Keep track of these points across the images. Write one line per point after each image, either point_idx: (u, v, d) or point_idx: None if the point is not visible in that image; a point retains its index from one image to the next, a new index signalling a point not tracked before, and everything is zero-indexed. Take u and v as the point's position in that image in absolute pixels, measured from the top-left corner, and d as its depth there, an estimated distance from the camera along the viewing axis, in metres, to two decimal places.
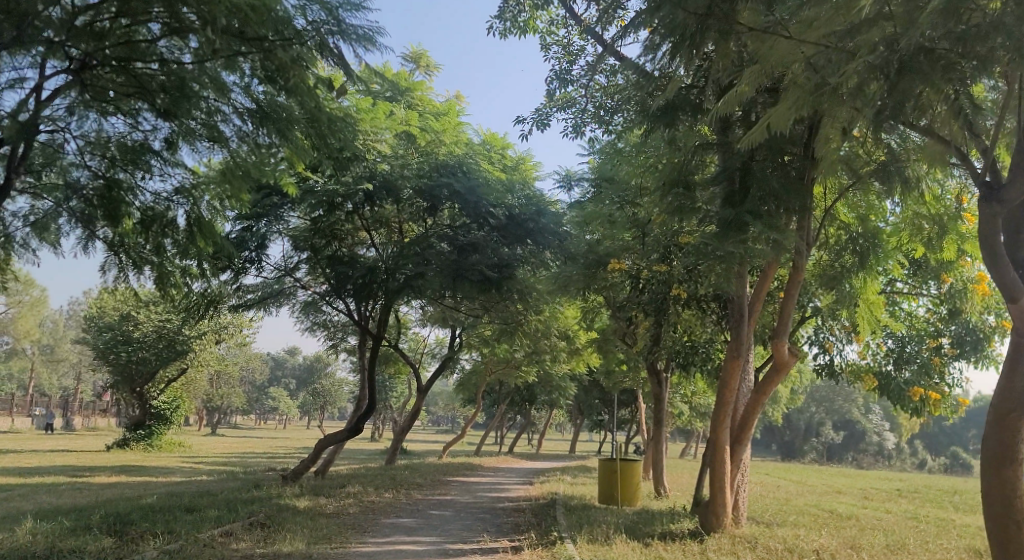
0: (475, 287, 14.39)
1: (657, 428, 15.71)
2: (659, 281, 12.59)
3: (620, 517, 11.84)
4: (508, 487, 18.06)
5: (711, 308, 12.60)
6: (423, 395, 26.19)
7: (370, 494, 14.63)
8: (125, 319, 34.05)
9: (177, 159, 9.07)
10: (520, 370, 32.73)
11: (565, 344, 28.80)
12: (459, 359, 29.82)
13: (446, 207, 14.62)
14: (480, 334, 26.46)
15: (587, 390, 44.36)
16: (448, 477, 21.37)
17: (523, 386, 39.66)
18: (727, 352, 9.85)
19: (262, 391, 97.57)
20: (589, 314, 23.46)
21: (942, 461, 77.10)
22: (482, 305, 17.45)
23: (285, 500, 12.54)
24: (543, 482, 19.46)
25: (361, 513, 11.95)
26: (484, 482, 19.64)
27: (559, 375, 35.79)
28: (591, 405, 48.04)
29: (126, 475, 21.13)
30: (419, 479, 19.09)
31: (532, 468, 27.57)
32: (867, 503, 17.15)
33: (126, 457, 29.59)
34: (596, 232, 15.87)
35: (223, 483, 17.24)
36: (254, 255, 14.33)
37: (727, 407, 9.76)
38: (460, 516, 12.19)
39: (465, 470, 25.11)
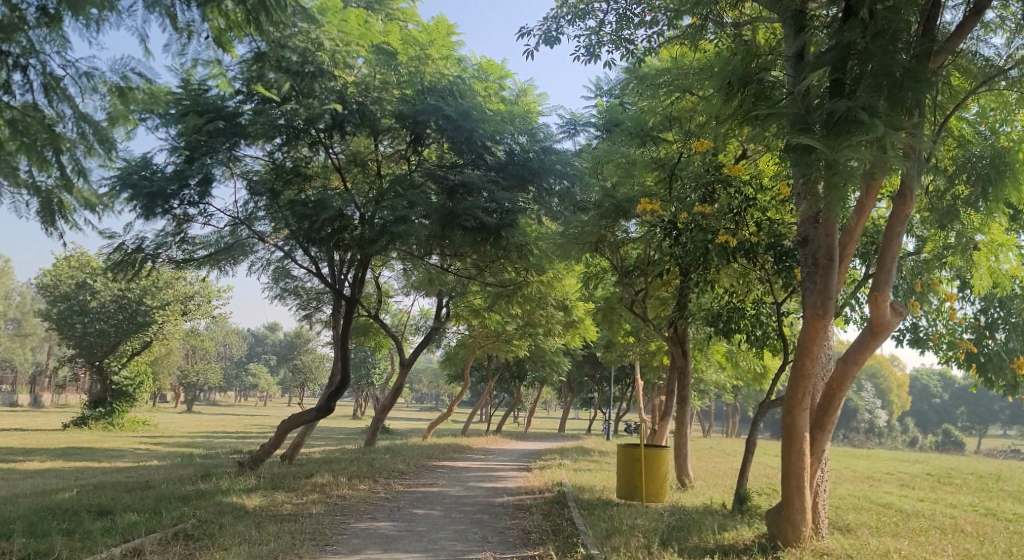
0: (469, 237, 11.93)
1: (681, 408, 13.40)
2: (700, 227, 10.15)
3: (652, 519, 9.48)
4: (504, 475, 15.67)
5: (763, 261, 10.22)
6: (407, 370, 23.76)
7: (341, 486, 12.15)
8: (81, 288, 31.35)
9: (63, 35, 6.57)
10: (511, 344, 30.40)
11: (560, 318, 26.44)
12: (446, 331, 27.42)
13: (433, 140, 12.15)
14: (469, 302, 24.05)
15: (579, 366, 42.04)
16: (433, 462, 18.98)
17: (513, 363, 37.42)
18: (807, 309, 7.50)
19: (241, 368, 94.84)
20: (590, 281, 21.09)
21: (934, 440, 75.85)
22: (475, 263, 15.03)
23: (232, 497, 10.04)
24: (543, 468, 17.08)
25: (327, 515, 9.50)
26: (476, 469, 17.24)
27: (552, 350, 33.49)
28: (582, 383, 45.87)
29: (67, 459, 18.58)
30: (400, 466, 16.64)
31: (526, 450, 25.27)
32: (916, 494, 14.93)
33: (81, 437, 27.01)
34: (612, 176, 13.48)
35: (171, 472, 14.77)
36: (197, 196, 11.66)
37: (807, 379, 7.40)
38: (452, 517, 9.76)
39: (452, 453, 22.71)
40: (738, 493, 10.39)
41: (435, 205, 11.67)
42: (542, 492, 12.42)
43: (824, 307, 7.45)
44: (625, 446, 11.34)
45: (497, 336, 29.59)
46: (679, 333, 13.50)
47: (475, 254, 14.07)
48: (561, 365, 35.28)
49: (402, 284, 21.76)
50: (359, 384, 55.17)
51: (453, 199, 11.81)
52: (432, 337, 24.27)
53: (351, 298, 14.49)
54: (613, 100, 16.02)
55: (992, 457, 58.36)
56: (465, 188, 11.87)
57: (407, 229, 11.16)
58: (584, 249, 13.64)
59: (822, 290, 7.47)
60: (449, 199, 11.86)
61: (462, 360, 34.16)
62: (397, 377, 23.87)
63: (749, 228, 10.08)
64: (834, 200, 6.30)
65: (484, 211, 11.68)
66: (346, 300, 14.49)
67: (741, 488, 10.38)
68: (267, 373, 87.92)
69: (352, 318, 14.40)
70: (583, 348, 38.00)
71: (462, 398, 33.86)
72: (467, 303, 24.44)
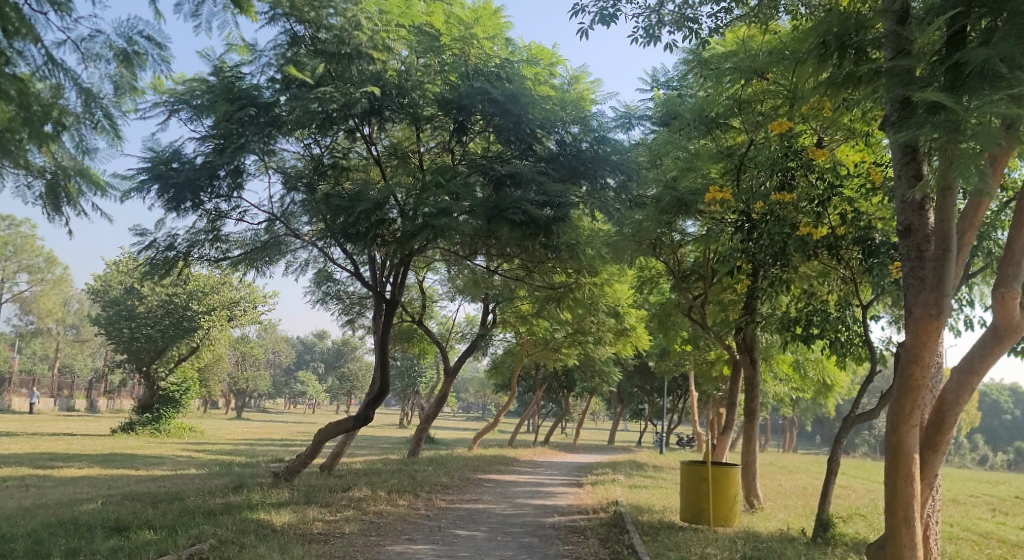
0: (517, 234, 11.03)
1: (747, 424, 12.28)
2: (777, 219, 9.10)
3: (724, 548, 8.40)
4: (554, 491, 14.64)
5: (847, 257, 9.14)
6: (453, 377, 22.92)
7: (379, 502, 11.29)
8: (129, 293, 31.29)
9: None
10: (560, 352, 29.38)
11: (612, 326, 25.32)
12: (493, 338, 26.54)
13: (479, 127, 11.31)
14: (516, 307, 23.14)
15: (630, 376, 40.72)
16: (480, 475, 18.05)
17: (561, 372, 36.36)
18: (919, 311, 6.41)
19: (290, 375, 95.40)
20: (645, 286, 20.01)
21: (1003, 458, 72.21)
22: (522, 263, 14.12)
23: (260, 513, 9.25)
24: (595, 485, 16.01)
25: (360, 535, 8.63)
26: (524, 484, 16.26)
27: (602, 359, 32.36)
28: (633, 394, 44.54)
29: (106, 466, 18.14)
30: (444, 479, 15.74)
31: (575, 464, 24.20)
32: (1011, 521, 13.47)
33: (126, 443, 26.76)
34: (672, 168, 12.47)
35: (206, 481, 14.11)
36: (229, 189, 10.99)
37: (920, 392, 6.30)
38: (498, 541, 8.80)
39: (499, 465, 21.75)
40: (817, 518, 9.28)
41: (481, 199, 10.82)
42: (596, 513, 11.38)
43: (939, 307, 6.37)
44: (687, 464, 10.31)
45: (546, 344, 28.60)
46: (747, 342, 12.38)
47: (523, 253, 13.16)
48: (612, 375, 34.10)
49: (447, 289, 20.97)
50: (406, 392, 54.58)
51: (500, 192, 10.93)
52: (478, 344, 23.40)
53: (392, 301, 13.71)
54: (670, 92, 15.02)
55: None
56: (514, 179, 10.97)
57: (451, 223, 10.32)
58: (641, 249, 12.62)
59: (935, 287, 6.39)
60: (496, 192, 10.99)
61: (509, 369, 33.22)
62: (441, 385, 23.05)
63: (830, 220, 9.05)
64: (968, 167, 5.43)
65: (534, 205, 10.77)
66: (386, 303, 13.71)
67: (821, 513, 9.26)
68: (315, 380, 88.24)
69: (392, 321, 13.60)
70: (634, 358, 36.77)
71: (509, 408, 32.84)
72: (514, 309, 23.52)
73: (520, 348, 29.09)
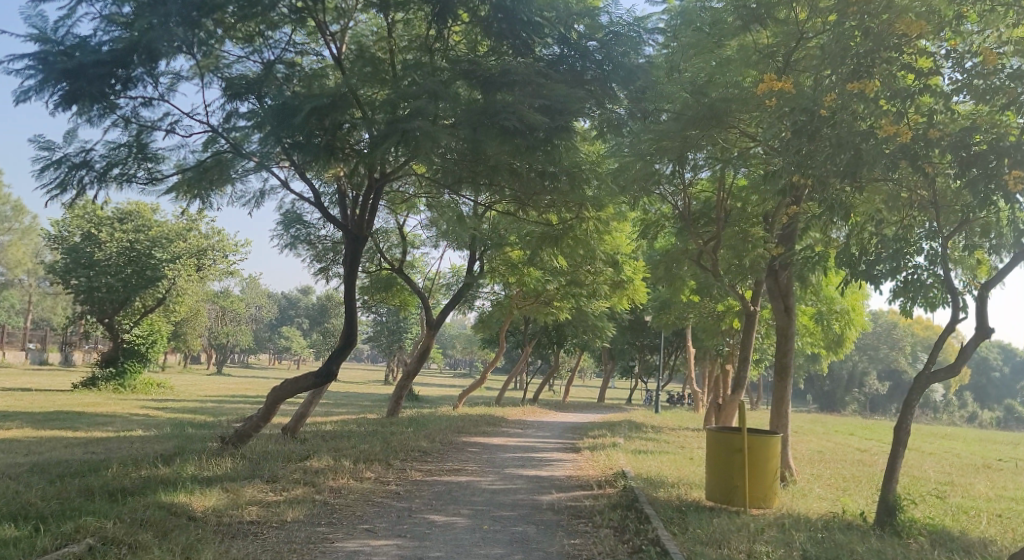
0: (510, 148, 8.90)
1: (780, 381, 10.40)
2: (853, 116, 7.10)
3: (779, 545, 6.47)
4: (549, 459, 12.74)
5: (938, 167, 7.15)
6: (436, 329, 20.99)
7: (340, 475, 9.33)
8: (87, 240, 28.87)
9: None
10: (551, 306, 27.50)
11: (609, 276, 23.34)
12: (479, 290, 24.55)
13: (464, 15, 9.15)
14: (506, 253, 21.13)
15: (622, 331, 38.98)
16: (465, 438, 16.18)
17: (552, 327, 34.51)
18: None
19: (273, 331, 93.32)
20: (649, 230, 18.08)
21: (993, 416, 71.44)
22: (515, 195, 12.05)
23: (180, 495, 7.23)
24: (596, 451, 14.13)
25: (305, 526, 6.65)
26: (514, 450, 14.38)
27: (596, 313, 30.52)
28: (624, 351, 42.85)
29: (43, 426, 16.05)
30: (424, 443, 13.81)
31: (567, 425, 22.40)
32: None
33: (81, 400, 24.65)
34: (697, 77, 10.40)
35: (144, 447, 12.08)
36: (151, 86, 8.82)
37: None
38: (483, 532, 6.84)
39: (486, 426, 19.87)
40: (881, 502, 7.42)
41: (464, 105, 8.71)
42: (603, 488, 9.49)
43: None
44: (715, 431, 8.44)
45: (536, 296, 26.64)
46: (780, 286, 10.47)
47: (516, 179, 11.06)
48: (605, 329, 32.25)
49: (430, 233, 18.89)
50: (389, 348, 52.63)
51: (487, 96, 8.82)
52: (463, 293, 21.44)
53: (357, 235, 11.57)
54: None
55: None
56: (506, 81, 8.89)
57: (426, 130, 8.25)
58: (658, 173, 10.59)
59: None
60: (483, 95, 8.85)
61: (497, 323, 31.33)
62: (423, 339, 21.13)
63: (914, 119, 7.06)
64: None
65: (531, 110, 8.63)
66: (349, 238, 11.57)
67: (886, 495, 7.40)
68: (298, 335, 86.23)
69: (358, 258, 11.49)
70: (628, 313, 34.95)
71: (497, 363, 30.97)
72: (504, 256, 21.52)
73: (508, 301, 27.14)
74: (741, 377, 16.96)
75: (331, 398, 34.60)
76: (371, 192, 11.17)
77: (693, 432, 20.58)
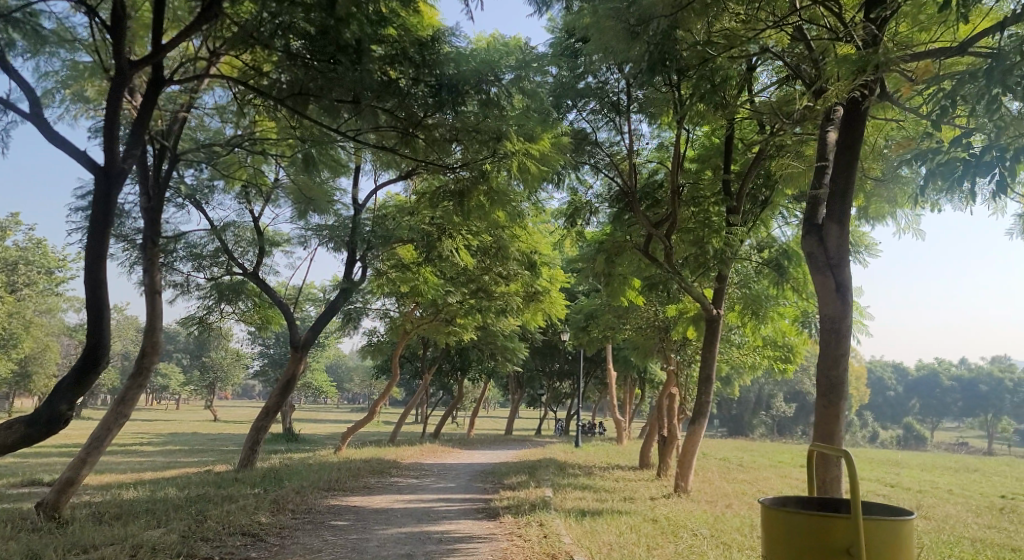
0: None
1: (827, 403, 6.45)
2: None
3: None
4: (454, 541, 8.37)
5: None
6: (305, 352, 16.14)
7: None
8: None
9: None
10: (452, 325, 23.12)
11: (523, 283, 19.24)
12: (365, 306, 19.92)
13: None
14: (395, 250, 16.81)
15: (530, 354, 34.89)
16: (334, 501, 11.51)
17: (454, 350, 30.01)
18: None
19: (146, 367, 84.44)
20: (577, 218, 14.25)
21: (893, 433, 71.07)
22: (394, 122, 7.72)
23: None
24: (521, 517, 9.86)
25: None
26: (403, 520, 9.93)
27: (504, 332, 26.36)
28: (533, 378, 38.72)
29: None
30: (263, 518, 9.15)
31: (474, 469, 17.90)
32: None
33: None
34: None
35: None
36: None
37: None
38: None
39: (369, 477, 15.22)
40: None
41: None
42: None
43: None
44: (778, 513, 4.17)
45: (436, 315, 22.19)
46: (831, 250, 6.72)
47: (430, 78, 7.40)
48: (515, 352, 28.08)
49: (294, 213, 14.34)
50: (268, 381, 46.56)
51: None
52: (338, 306, 16.59)
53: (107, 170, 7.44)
54: None
55: (964, 453, 53.29)
56: None
57: None
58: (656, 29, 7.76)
59: None
60: None
61: (390, 346, 26.64)
62: (287, 366, 16.27)
63: None
64: None
65: None
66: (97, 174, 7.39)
67: None
68: (176, 370, 78.05)
69: (108, 212, 7.41)
70: (540, 333, 30.92)
71: (389, 395, 26.22)
72: (391, 256, 17.04)
73: (399, 321, 22.56)
74: (704, 402, 12.98)
75: (187, 444, 28.71)
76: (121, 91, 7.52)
77: (632, 474, 16.60)
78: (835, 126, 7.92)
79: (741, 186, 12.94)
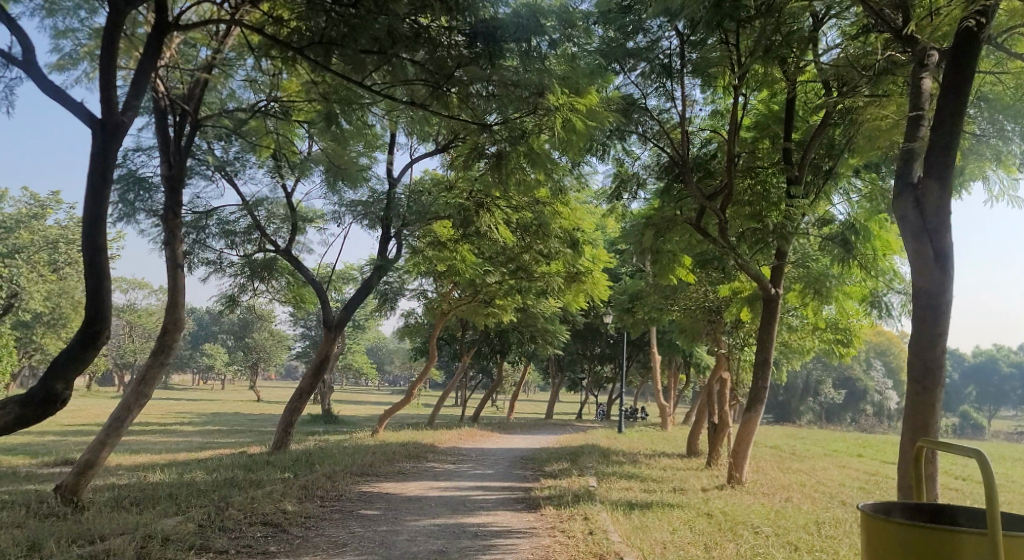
0: None
1: (923, 392, 6.26)
2: None
3: None
4: (490, 536, 7.69)
5: None
6: (339, 331, 15.64)
7: None
8: None
9: None
10: (491, 307, 22.45)
11: (565, 262, 18.48)
12: (402, 286, 19.31)
13: None
14: (433, 227, 16.14)
15: (572, 337, 34.11)
16: (366, 487, 10.93)
17: (493, 332, 29.38)
18: None
19: (192, 348, 85.62)
20: (623, 192, 13.38)
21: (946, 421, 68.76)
22: (424, 76, 6.95)
23: None
24: (563, 509, 9.14)
25: None
26: (437, 510, 9.29)
27: (545, 314, 25.63)
28: (574, 361, 37.95)
29: None
30: (288, 507, 8.60)
31: (513, 454, 17.23)
32: None
33: None
34: None
35: None
36: None
37: None
38: None
39: (404, 461, 14.65)
40: None
41: None
42: None
43: None
44: (878, 522, 3.62)
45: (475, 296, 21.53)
46: (928, 218, 6.39)
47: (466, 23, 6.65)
48: (556, 334, 27.34)
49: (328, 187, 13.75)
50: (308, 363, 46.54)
51: None
52: (372, 283, 16.03)
53: (106, 122, 7.03)
54: None
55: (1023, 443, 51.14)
56: None
57: None
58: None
59: None
60: None
61: (428, 327, 26.09)
62: (321, 346, 15.80)
63: None
64: None
65: None
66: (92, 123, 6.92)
67: None
68: (221, 351, 78.94)
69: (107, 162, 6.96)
70: (581, 315, 30.13)
71: (428, 377, 25.71)
72: (428, 233, 16.37)
73: (437, 302, 21.98)
74: (760, 388, 12.12)
75: (226, 425, 28.59)
76: (117, 32, 7.01)
77: (679, 462, 15.78)
78: (929, 76, 7.09)
79: (803, 156, 12.05)
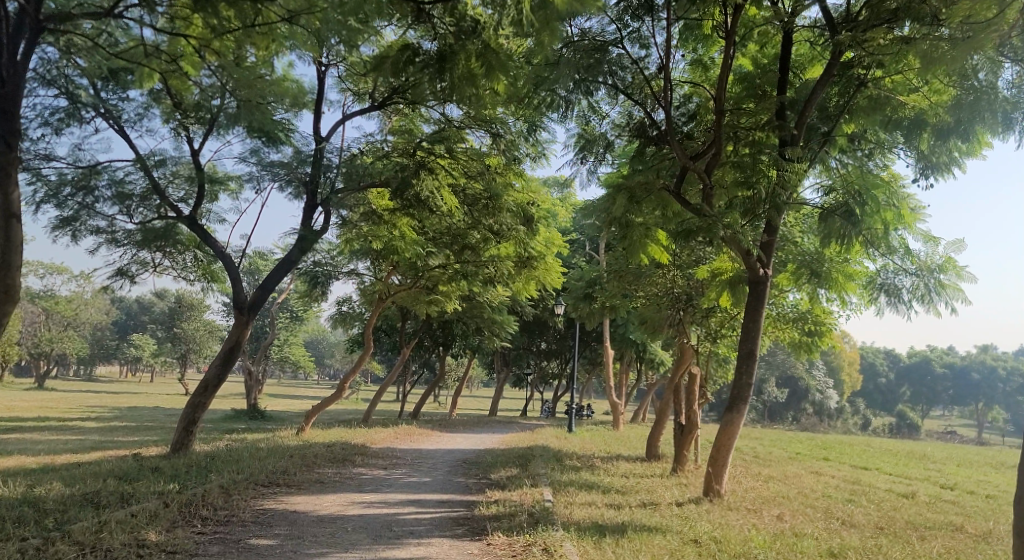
0: None
1: None
2: None
3: None
4: None
5: None
6: (252, 315, 13.42)
7: None
8: None
9: None
10: (432, 294, 20.39)
11: (516, 244, 16.59)
12: (333, 269, 17.07)
13: None
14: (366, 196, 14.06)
15: (519, 329, 32.26)
16: (270, 504, 8.84)
17: (436, 323, 27.32)
18: None
19: (119, 337, 81.17)
20: (588, 154, 11.47)
21: (885, 421, 69.24)
22: None
23: None
24: (517, 537, 7.21)
25: None
26: (355, 537, 7.28)
27: (492, 303, 23.69)
28: (520, 356, 36.03)
29: None
30: (149, 537, 6.50)
31: (454, 457, 15.26)
32: None
33: None
34: None
35: None
36: None
37: None
38: None
39: (327, 466, 12.55)
40: None
41: None
42: None
43: None
44: None
45: (415, 282, 19.36)
46: None
47: None
48: (503, 325, 25.39)
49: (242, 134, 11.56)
50: None
51: None
52: (293, 259, 13.79)
53: None
54: None
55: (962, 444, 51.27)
56: None
57: None
58: None
59: None
60: None
61: (364, 315, 23.89)
62: (229, 332, 13.54)
63: None
64: None
65: None
66: None
67: None
68: (148, 340, 74.75)
69: None
70: (531, 306, 28.28)
71: (362, 370, 23.44)
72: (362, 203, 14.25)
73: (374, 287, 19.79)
74: (743, 385, 10.31)
75: (136, 419, 25.79)
76: None
77: (642, 468, 14.02)
78: None
79: (799, 117, 10.36)
